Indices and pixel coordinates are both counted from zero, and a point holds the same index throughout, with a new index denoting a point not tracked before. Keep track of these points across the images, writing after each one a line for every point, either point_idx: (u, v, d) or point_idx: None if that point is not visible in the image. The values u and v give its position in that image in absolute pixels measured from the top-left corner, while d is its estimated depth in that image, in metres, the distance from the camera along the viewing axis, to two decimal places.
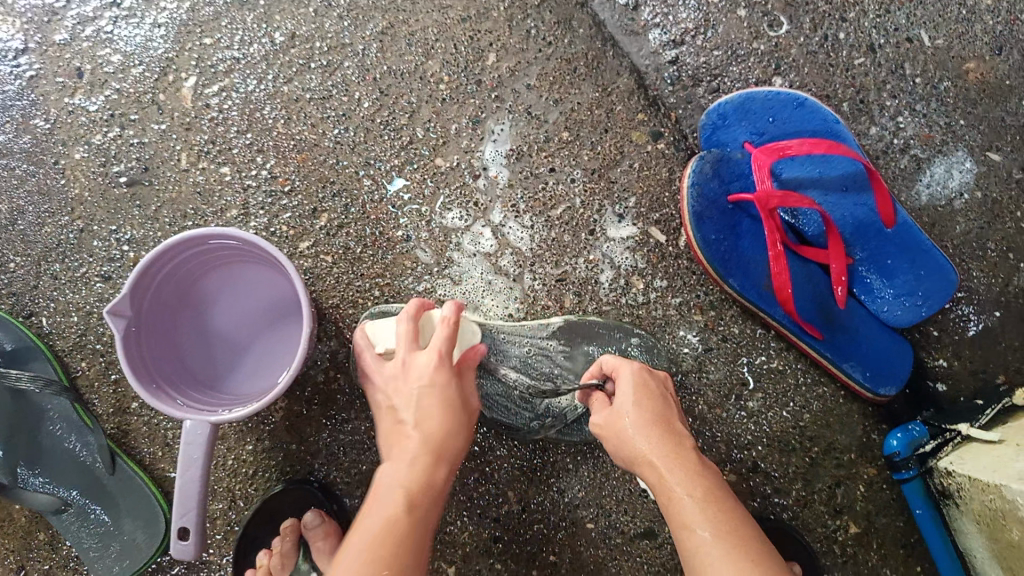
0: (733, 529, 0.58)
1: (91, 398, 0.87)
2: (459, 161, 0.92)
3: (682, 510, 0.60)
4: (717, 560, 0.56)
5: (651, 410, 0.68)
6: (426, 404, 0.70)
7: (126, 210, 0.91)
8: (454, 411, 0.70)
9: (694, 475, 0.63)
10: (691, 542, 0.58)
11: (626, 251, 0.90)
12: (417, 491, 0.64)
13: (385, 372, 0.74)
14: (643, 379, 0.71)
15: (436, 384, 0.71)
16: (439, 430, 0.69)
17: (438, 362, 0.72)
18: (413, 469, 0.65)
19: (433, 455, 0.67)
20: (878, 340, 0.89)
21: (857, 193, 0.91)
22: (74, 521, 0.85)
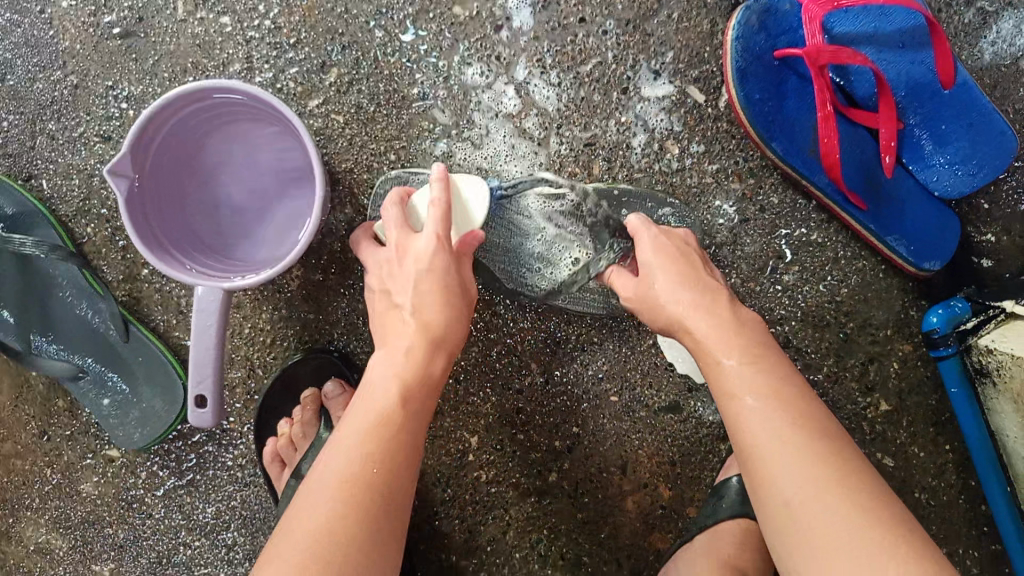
0: (780, 393, 0.56)
1: (100, 266, 0.84)
2: (479, 9, 0.83)
3: (727, 377, 0.58)
4: (768, 429, 0.54)
5: (677, 271, 0.64)
6: (421, 292, 0.65)
7: (122, 63, 0.84)
8: (451, 296, 0.65)
9: (740, 335, 0.59)
10: (737, 409, 0.56)
11: (661, 112, 0.84)
12: (413, 380, 0.61)
13: (387, 256, 0.69)
14: (664, 242, 0.67)
15: (435, 270, 0.65)
16: (436, 322, 0.64)
17: (436, 245, 0.66)
18: (407, 359, 0.62)
19: (432, 345, 0.63)
20: (924, 213, 0.84)
21: (914, 50, 0.83)
22: (91, 388, 0.84)
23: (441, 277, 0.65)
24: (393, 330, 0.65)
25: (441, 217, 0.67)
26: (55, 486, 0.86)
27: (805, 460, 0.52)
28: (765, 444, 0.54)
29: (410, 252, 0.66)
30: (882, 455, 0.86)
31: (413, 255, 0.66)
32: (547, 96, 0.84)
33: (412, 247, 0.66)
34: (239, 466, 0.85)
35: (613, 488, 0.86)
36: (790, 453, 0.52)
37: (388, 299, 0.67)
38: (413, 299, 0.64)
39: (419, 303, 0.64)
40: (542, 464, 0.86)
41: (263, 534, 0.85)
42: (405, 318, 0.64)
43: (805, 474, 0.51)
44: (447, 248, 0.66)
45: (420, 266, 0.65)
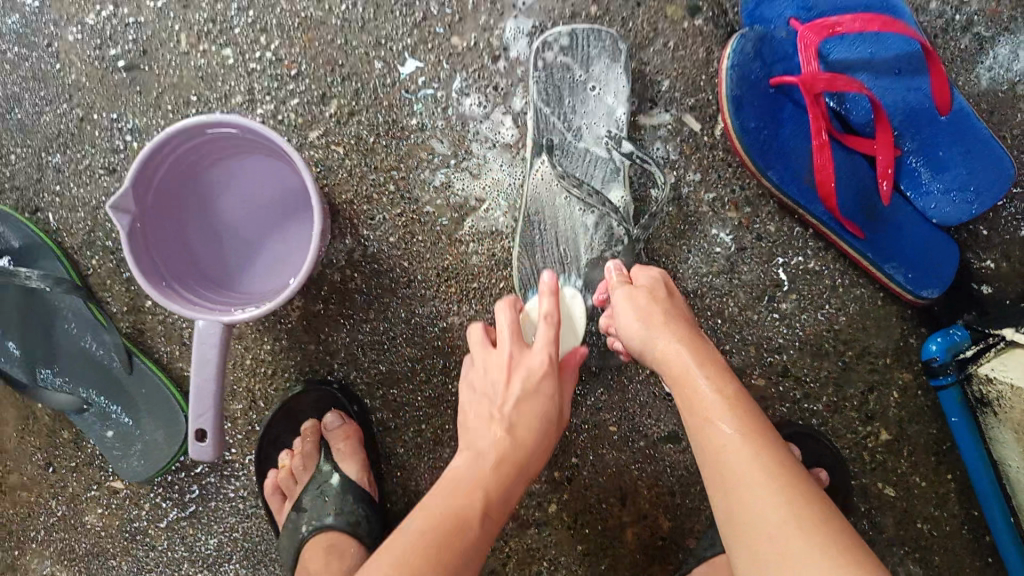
0: (757, 428, 0.57)
1: (105, 297, 0.85)
2: (477, 40, 0.84)
3: (704, 404, 0.58)
4: (748, 465, 0.54)
5: (662, 307, 0.66)
6: (521, 411, 0.62)
7: (126, 96, 0.85)
8: (550, 429, 0.64)
9: (719, 369, 0.61)
10: (715, 439, 0.56)
11: (658, 142, 0.85)
12: (508, 452, 0.61)
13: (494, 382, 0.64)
14: (662, 280, 0.70)
15: (543, 394, 0.63)
16: (528, 442, 0.62)
17: (548, 366, 0.64)
18: (496, 478, 0.59)
19: (519, 471, 0.61)
20: (923, 239, 0.83)
21: (911, 77, 0.83)
22: (95, 420, 0.85)
23: (545, 399, 0.63)
24: (481, 424, 0.63)
25: (554, 335, 0.65)
26: (59, 518, 0.87)
27: (788, 496, 0.52)
28: (748, 483, 0.53)
29: (524, 369, 0.63)
30: (884, 485, 0.86)
31: (524, 376, 0.63)
32: (563, 137, 0.83)
33: (526, 363, 0.64)
34: (241, 497, 0.85)
35: (613, 520, 0.86)
36: (772, 482, 0.53)
37: (490, 404, 0.63)
38: (510, 411, 0.62)
39: (515, 421, 0.62)
40: (541, 495, 0.86)
41: (264, 565, 0.86)
42: (494, 427, 0.62)
43: (797, 531, 0.50)
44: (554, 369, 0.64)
45: (531, 385, 0.63)
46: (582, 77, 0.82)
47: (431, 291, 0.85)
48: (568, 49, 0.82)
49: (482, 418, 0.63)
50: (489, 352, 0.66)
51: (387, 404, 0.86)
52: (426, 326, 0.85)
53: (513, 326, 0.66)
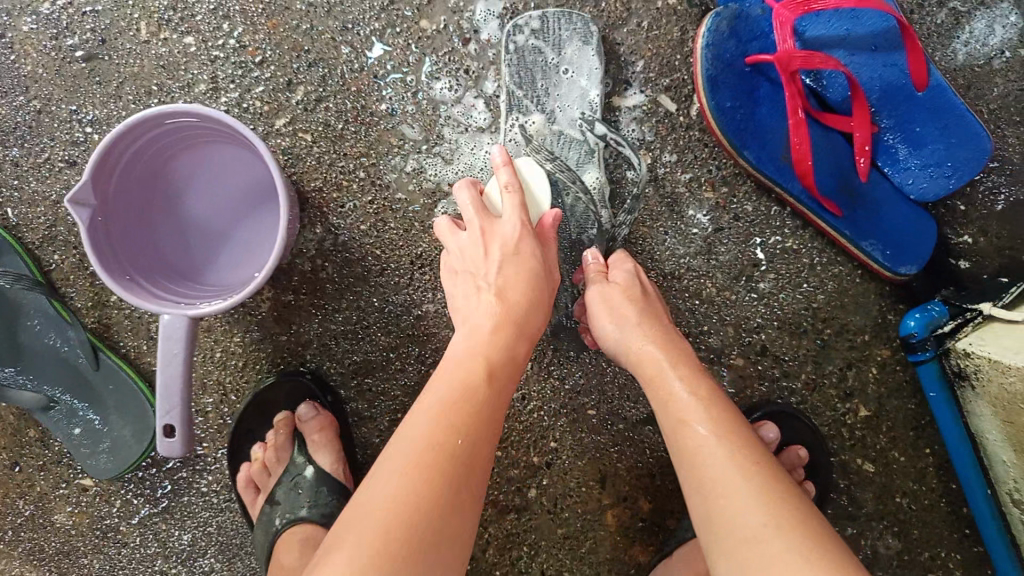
0: (731, 426, 0.57)
1: (68, 293, 0.83)
2: (446, 23, 0.82)
3: (681, 408, 0.59)
4: (719, 458, 0.54)
5: (639, 309, 0.67)
6: (510, 273, 0.63)
7: (86, 87, 0.83)
8: (541, 280, 0.65)
9: (694, 373, 0.62)
10: (689, 436, 0.57)
11: (632, 122, 0.83)
12: (499, 366, 0.59)
13: (466, 246, 0.66)
14: (639, 279, 0.71)
15: (524, 255, 0.65)
16: (519, 302, 0.63)
17: (521, 229, 0.66)
18: (497, 334, 0.60)
19: (518, 330, 0.62)
20: (901, 217, 0.83)
21: (887, 52, 0.82)
22: (62, 418, 0.83)
23: (529, 258, 0.65)
24: (470, 296, 0.64)
25: (521, 200, 0.67)
26: (28, 518, 0.86)
27: (759, 485, 0.52)
28: (719, 474, 0.54)
29: (498, 239, 0.65)
30: (863, 461, 0.86)
31: (500, 242, 0.65)
32: (536, 122, 0.81)
33: (499, 233, 0.65)
34: (214, 491, 0.84)
35: (593, 503, 0.86)
36: (743, 473, 0.53)
37: (474, 277, 0.64)
38: (496, 278, 0.63)
39: (504, 284, 0.63)
40: (520, 481, 0.86)
41: (239, 558, 0.84)
42: (484, 294, 0.62)
43: (765, 516, 0.50)
44: (529, 233, 0.66)
45: (509, 248, 0.65)
46: (554, 60, 0.81)
47: (405, 278, 0.83)
48: (540, 32, 0.81)
49: (469, 291, 0.64)
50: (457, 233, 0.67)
51: (362, 395, 0.84)
52: (400, 314, 0.83)
53: (478, 206, 0.67)
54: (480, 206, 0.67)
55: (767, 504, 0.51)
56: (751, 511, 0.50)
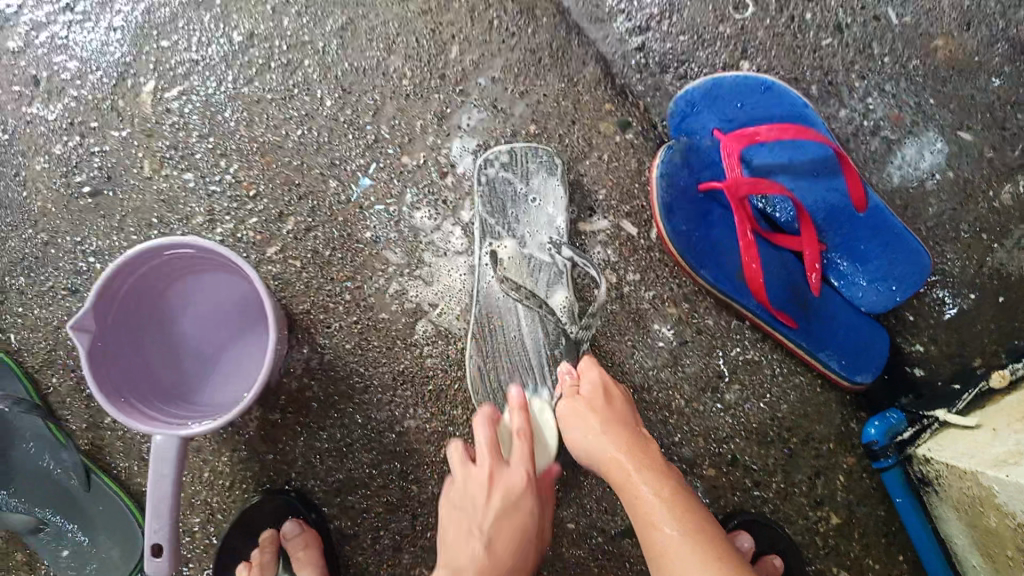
0: (697, 526, 0.61)
1: (63, 416, 0.86)
2: (425, 159, 0.90)
3: (649, 510, 0.63)
4: (687, 559, 0.59)
5: (606, 415, 0.73)
6: (501, 526, 0.73)
7: (91, 220, 0.90)
8: (526, 541, 0.73)
9: (660, 475, 0.66)
10: (659, 540, 0.61)
11: (599, 246, 0.90)
12: (493, 575, 0.71)
13: (472, 480, 0.75)
14: (607, 383, 0.76)
15: (519, 509, 0.74)
16: (504, 556, 0.72)
17: (527, 482, 0.75)
18: (483, 568, 0.71)
19: (518, 534, 0.73)
20: (853, 327, 0.88)
21: (828, 178, 0.90)
22: (51, 540, 0.85)
23: (519, 507, 0.74)
24: (460, 540, 0.73)
25: (528, 448, 0.76)
26: None
27: None
28: (687, 574, 0.58)
29: (504, 484, 0.74)
30: (839, 569, 0.87)
31: (505, 488, 0.74)
32: (507, 247, 0.88)
33: (506, 479, 0.74)
34: None
35: None
36: (710, 572, 0.57)
37: (469, 520, 0.74)
38: (489, 528, 0.72)
39: (492, 536, 0.72)
40: None
41: None
42: (472, 541, 0.72)
43: None
44: (532, 487, 0.75)
45: (510, 500, 0.74)
46: (523, 191, 0.88)
47: (387, 394, 0.87)
48: (509, 165, 0.89)
49: (462, 531, 0.73)
50: (467, 466, 0.76)
51: (345, 511, 0.86)
52: (383, 430, 0.87)
53: (489, 443, 0.76)
54: (493, 449, 0.76)
55: None
56: None
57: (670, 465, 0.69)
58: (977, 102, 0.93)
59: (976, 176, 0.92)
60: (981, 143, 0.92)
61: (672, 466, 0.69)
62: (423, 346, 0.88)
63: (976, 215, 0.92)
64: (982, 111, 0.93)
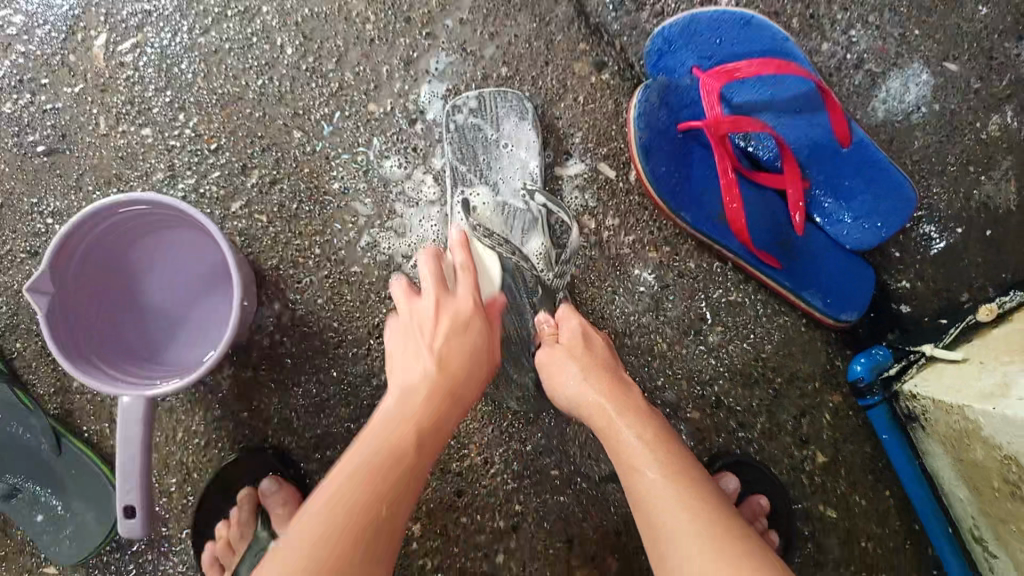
0: (680, 470, 0.60)
1: (30, 381, 0.84)
2: (392, 106, 0.87)
3: (632, 454, 0.62)
4: (669, 502, 0.57)
5: (587, 360, 0.70)
6: (452, 343, 0.64)
7: (47, 180, 0.86)
8: (473, 328, 0.66)
9: (644, 418, 0.64)
10: (640, 484, 0.60)
11: (575, 190, 0.87)
12: (429, 437, 0.60)
13: (419, 307, 0.67)
14: (588, 330, 0.74)
15: (469, 328, 0.66)
16: (459, 370, 0.63)
17: (476, 309, 0.67)
18: (427, 404, 0.61)
19: (450, 399, 0.62)
20: (837, 266, 0.86)
21: (810, 113, 0.87)
22: (24, 505, 0.83)
23: (471, 325, 0.66)
24: (408, 361, 0.64)
25: (473, 281, 0.69)
26: None
27: (706, 528, 0.55)
28: (668, 519, 0.56)
29: (453, 309, 0.66)
30: (826, 507, 0.86)
31: (453, 313, 0.66)
32: (481, 194, 0.85)
33: (454, 304, 0.67)
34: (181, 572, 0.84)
35: (561, 564, 0.86)
36: (693, 518, 0.56)
37: (417, 341, 0.65)
38: (440, 346, 0.64)
39: (444, 354, 0.63)
40: (488, 547, 0.86)
41: None
42: (424, 360, 0.63)
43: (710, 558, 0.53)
44: (481, 310, 0.68)
45: (460, 323, 0.65)
46: (494, 136, 0.86)
47: (363, 348, 0.85)
48: (478, 110, 0.86)
49: (412, 350, 0.64)
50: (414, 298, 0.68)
51: (326, 466, 0.85)
52: (360, 385, 0.85)
53: (436, 275, 0.68)
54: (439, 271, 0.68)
55: (712, 548, 0.53)
56: (696, 555, 0.53)
57: (654, 409, 0.67)
58: (963, 31, 0.90)
59: (963, 108, 0.90)
60: (968, 73, 0.90)
61: (655, 410, 0.67)
62: None
63: (962, 147, 0.89)
64: (969, 40, 0.90)
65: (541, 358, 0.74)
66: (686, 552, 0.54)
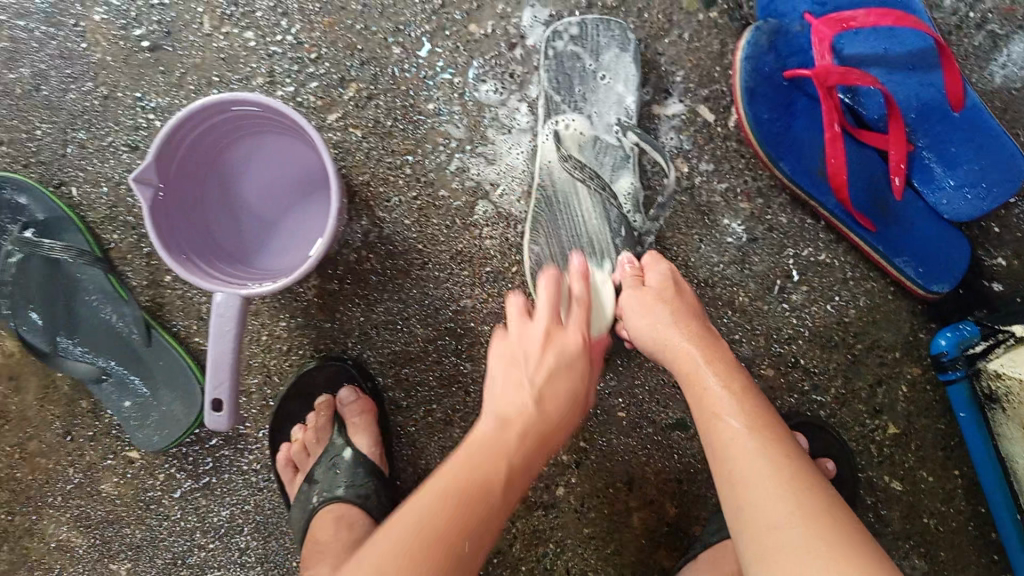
0: (764, 423, 0.59)
1: (125, 271, 0.86)
2: (494, 28, 0.85)
3: (715, 400, 0.61)
4: (752, 451, 0.57)
5: (674, 309, 0.69)
6: (556, 383, 0.63)
7: (150, 75, 0.86)
8: (578, 404, 0.64)
9: (729, 370, 0.63)
10: (722, 432, 0.59)
11: (671, 131, 0.85)
12: (517, 472, 0.59)
13: (502, 387, 0.64)
14: (677, 280, 0.73)
15: (575, 366, 0.64)
16: (553, 415, 0.62)
17: (583, 345, 0.67)
18: (518, 447, 0.59)
19: (539, 442, 0.61)
20: (933, 234, 0.84)
21: (924, 72, 0.83)
22: (114, 390, 0.86)
23: (577, 382, 0.64)
24: (509, 387, 0.63)
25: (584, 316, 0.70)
26: (76, 485, 0.89)
27: (790, 483, 0.54)
28: (750, 468, 0.56)
29: (560, 343, 0.66)
30: (890, 479, 0.86)
31: (561, 347, 0.65)
32: (575, 122, 0.84)
33: (563, 338, 0.66)
34: (254, 470, 0.87)
35: (619, 504, 0.88)
36: (779, 471, 0.55)
37: (521, 371, 0.63)
38: (542, 384, 0.62)
39: (545, 391, 0.62)
40: (549, 478, 0.88)
41: (276, 538, 0.88)
42: (525, 393, 0.62)
43: (795, 512, 0.52)
44: (586, 350, 0.67)
45: (565, 360, 0.64)
46: (591, 66, 0.83)
47: (445, 272, 0.86)
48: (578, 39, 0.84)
49: (511, 383, 0.63)
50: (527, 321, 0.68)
51: (399, 382, 0.87)
52: (439, 307, 0.86)
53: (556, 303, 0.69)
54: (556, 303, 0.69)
55: (795, 503, 0.52)
56: (781, 511, 0.52)
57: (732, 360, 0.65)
58: None
59: None
60: None
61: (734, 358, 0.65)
62: (483, 227, 0.86)
63: None
64: None
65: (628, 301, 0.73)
66: (770, 501, 0.53)
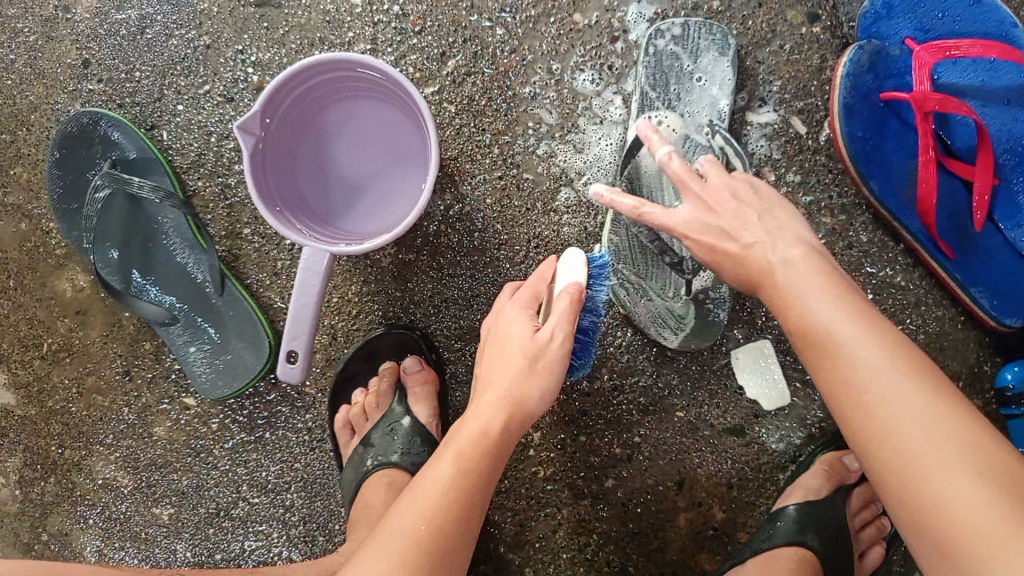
0: (843, 293, 0.57)
1: (205, 218, 0.88)
2: (598, 19, 0.86)
3: (788, 288, 0.58)
4: (846, 330, 0.54)
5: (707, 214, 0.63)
6: (487, 366, 0.63)
7: (253, 29, 0.88)
8: (521, 364, 0.61)
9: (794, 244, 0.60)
10: (805, 316, 0.57)
11: (762, 138, 0.86)
12: (481, 445, 0.58)
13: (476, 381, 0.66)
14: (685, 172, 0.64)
15: (501, 342, 0.64)
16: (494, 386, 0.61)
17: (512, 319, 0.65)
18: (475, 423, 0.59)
19: (503, 410, 0.60)
20: (1011, 268, 0.84)
21: (1019, 108, 0.84)
22: (181, 334, 0.87)
23: (507, 342, 0.63)
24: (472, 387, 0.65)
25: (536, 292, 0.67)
26: (128, 425, 0.90)
27: (896, 360, 0.52)
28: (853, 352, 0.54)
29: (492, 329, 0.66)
30: None
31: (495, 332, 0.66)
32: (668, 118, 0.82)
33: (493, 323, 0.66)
34: (309, 429, 0.87)
35: (668, 502, 0.87)
36: (886, 353, 0.53)
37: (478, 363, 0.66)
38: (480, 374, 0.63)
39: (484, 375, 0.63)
40: (601, 469, 0.88)
41: (321, 499, 0.87)
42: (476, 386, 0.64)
43: (917, 393, 0.50)
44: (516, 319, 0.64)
45: (497, 339, 0.65)
46: (689, 68, 0.84)
47: (521, 255, 0.86)
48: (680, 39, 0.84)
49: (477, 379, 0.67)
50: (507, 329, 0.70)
51: (464, 358, 0.87)
52: None
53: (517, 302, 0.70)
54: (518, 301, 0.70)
55: (910, 382, 0.51)
56: (895, 394, 0.51)
57: (774, 272, 0.59)
58: None
59: None
60: None
61: (781, 268, 0.59)
62: (564, 214, 0.86)
63: None
64: None
65: (652, 217, 0.63)
66: (883, 387, 0.52)
